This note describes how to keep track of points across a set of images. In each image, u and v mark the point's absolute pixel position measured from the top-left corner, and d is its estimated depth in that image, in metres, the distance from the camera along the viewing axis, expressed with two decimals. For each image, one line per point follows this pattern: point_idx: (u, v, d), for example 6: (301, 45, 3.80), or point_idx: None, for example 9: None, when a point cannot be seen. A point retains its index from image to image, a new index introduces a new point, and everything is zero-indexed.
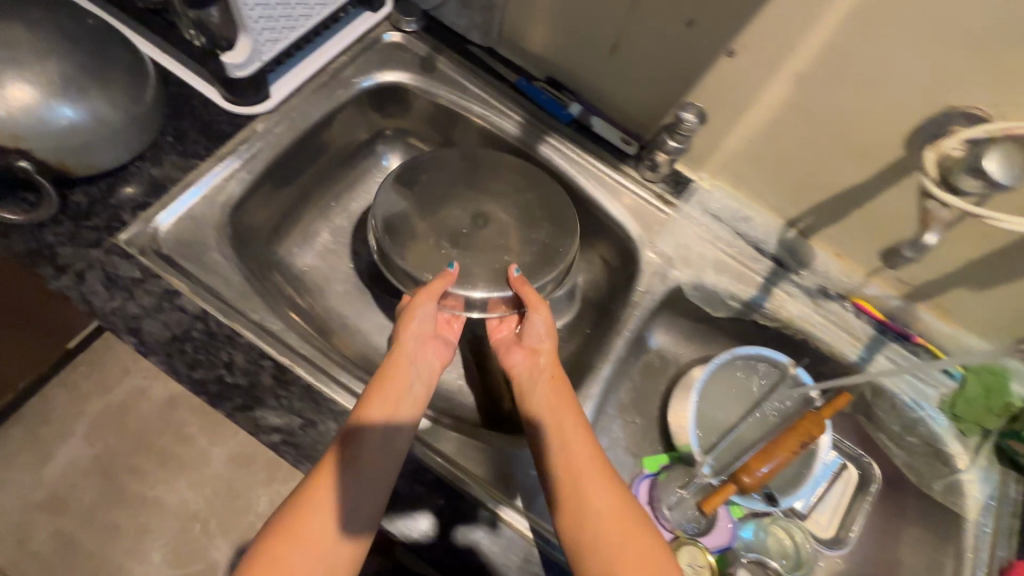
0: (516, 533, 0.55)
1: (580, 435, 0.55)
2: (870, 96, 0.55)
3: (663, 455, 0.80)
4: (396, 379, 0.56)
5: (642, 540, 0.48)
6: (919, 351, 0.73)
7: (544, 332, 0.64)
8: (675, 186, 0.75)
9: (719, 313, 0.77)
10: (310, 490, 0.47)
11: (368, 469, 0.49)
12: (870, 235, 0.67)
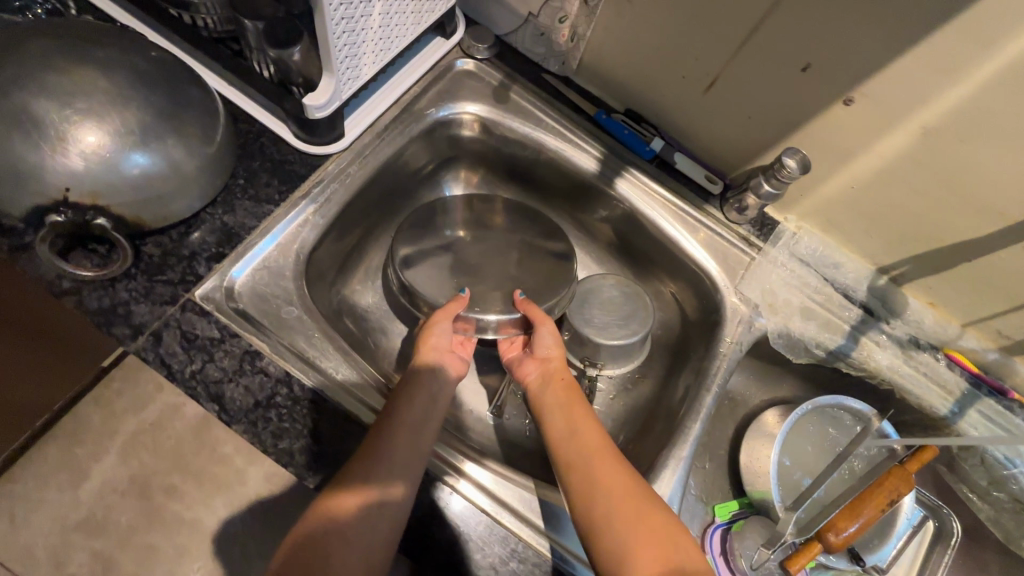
0: (532, 548, 0.53)
1: (592, 432, 0.58)
2: (1003, 154, 0.52)
3: (733, 502, 0.76)
4: (419, 385, 0.57)
5: (654, 518, 0.51)
6: (1014, 407, 0.69)
7: (550, 344, 0.65)
8: (761, 228, 0.72)
9: (799, 359, 0.73)
10: (343, 487, 0.48)
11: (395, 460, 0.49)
12: (974, 288, 0.64)
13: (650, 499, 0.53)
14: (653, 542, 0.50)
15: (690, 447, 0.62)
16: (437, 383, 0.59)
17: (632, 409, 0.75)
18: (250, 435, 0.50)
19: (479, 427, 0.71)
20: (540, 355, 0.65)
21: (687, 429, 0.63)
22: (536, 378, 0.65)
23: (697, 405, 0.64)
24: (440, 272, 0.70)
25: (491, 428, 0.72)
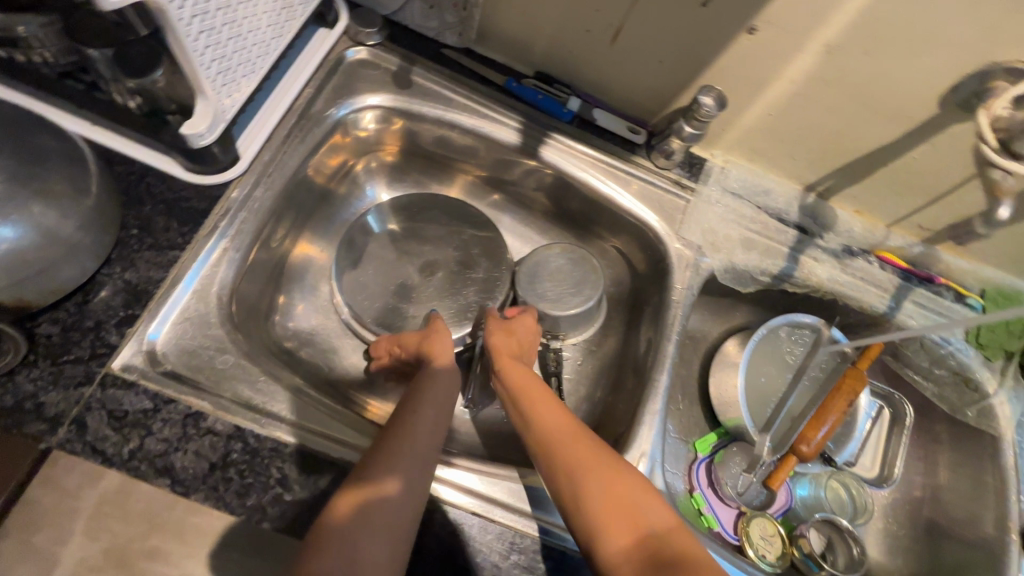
0: (515, 531, 0.53)
1: (558, 413, 0.56)
2: (904, 59, 0.53)
3: (711, 434, 0.78)
4: (416, 389, 0.56)
5: (621, 488, 0.49)
6: (941, 290, 0.75)
7: (523, 331, 0.66)
8: (690, 169, 0.72)
9: (748, 288, 0.76)
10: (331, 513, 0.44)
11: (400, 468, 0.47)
12: (895, 190, 0.67)
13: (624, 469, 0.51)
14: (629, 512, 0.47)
15: (662, 403, 0.63)
16: (446, 378, 0.58)
17: (602, 370, 0.76)
18: (212, 501, 0.46)
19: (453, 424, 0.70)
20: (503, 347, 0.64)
21: (656, 380, 0.64)
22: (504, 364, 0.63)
23: (660, 355, 0.65)
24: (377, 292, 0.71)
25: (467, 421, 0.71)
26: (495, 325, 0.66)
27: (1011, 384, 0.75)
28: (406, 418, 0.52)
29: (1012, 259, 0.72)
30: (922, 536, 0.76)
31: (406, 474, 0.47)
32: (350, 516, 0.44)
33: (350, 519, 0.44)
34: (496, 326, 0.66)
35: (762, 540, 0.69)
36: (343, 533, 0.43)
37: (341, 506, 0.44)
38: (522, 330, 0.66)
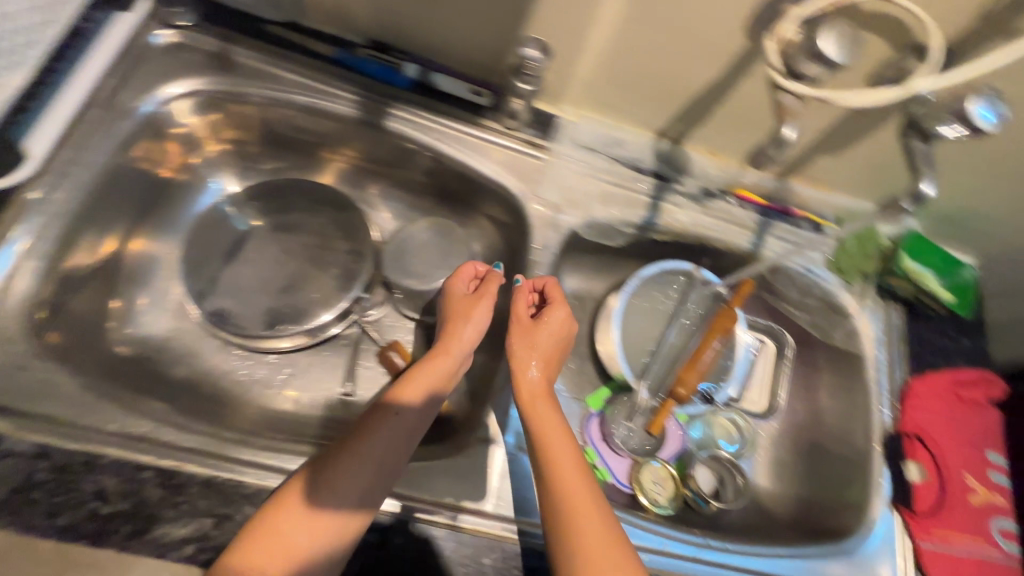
0: (491, 534, 0.54)
1: (567, 453, 0.54)
2: None
3: (604, 388, 0.79)
4: (407, 376, 0.57)
5: (608, 560, 0.47)
6: (801, 223, 0.77)
7: (559, 324, 0.63)
8: (541, 127, 0.71)
9: (617, 241, 0.77)
10: (283, 495, 0.47)
11: (360, 467, 0.49)
12: (735, 128, 0.68)
13: (609, 528, 0.50)
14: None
15: (525, 364, 0.64)
16: (449, 369, 0.59)
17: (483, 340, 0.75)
18: (16, 525, 0.44)
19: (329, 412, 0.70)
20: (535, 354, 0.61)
21: None
22: (528, 373, 0.60)
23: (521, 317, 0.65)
24: (236, 290, 0.71)
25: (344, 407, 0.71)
26: (519, 309, 0.63)
27: (870, 304, 0.78)
28: (386, 419, 0.53)
29: (861, 185, 0.74)
30: (807, 460, 0.79)
31: (361, 475, 0.49)
32: (301, 512, 0.47)
33: (301, 517, 0.46)
34: (521, 312, 0.63)
35: (654, 486, 0.70)
36: (284, 521, 0.46)
37: (292, 496, 0.47)
38: (553, 326, 0.63)
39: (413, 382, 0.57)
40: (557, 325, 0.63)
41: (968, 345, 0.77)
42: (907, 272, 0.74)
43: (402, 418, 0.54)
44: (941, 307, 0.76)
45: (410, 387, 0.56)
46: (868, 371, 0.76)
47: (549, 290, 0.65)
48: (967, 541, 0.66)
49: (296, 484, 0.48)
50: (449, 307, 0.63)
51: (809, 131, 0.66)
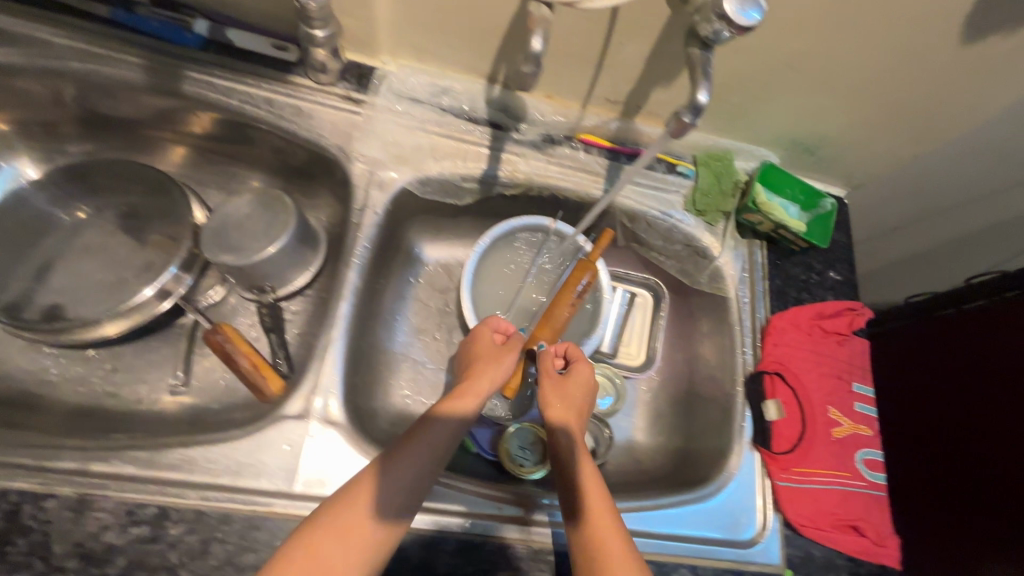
0: (535, 535, 0.58)
1: (607, 499, 0.52)
2: None
3: None
4: (457, 394, 0.57)
5: None
6: (654, 164, 0.75)
7: (586, 376, 0.63)
8: (358, 81, 0.67)
9: (465, 200, 0.73)
10: (359, 480, 0.48)
11: (396, 475, 0.49)
12: (559, 65, 0.64)
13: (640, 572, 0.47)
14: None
15: (342, 332, 0.59)
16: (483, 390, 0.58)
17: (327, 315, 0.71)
18: None
19: (156, 403, 0.66)
20: (567, 394, 0.60)
21: (337, 310, 0.60)
22: (549, 411, 0.58)
23: (337, 282, 0.61)
24: (45, 279, 0.67)
25: (175, 400, 0.67)
26: (546, 364, 0.62)
27: (733, 244, 0.75)
28: (432, 428, 0.52)
29: (707, 118, 0.70)
30: (681, 410, 0.77)
31: (399, 488, 0.48)
32: (351, 512, 0.46)
33: (350, 521, 0.45)
34: (548, 368, 0.62)
35: (518, 450, 0.71)
36: (342, 522, 0.45)
37: (364, 482, 0.48)
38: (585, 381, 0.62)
39: (469, 388, 0.58)
40: (584, 376, 0.63)
41: (833, 278, 0.75)
42: (754, 200, 0.71)
43: (446, 429, 0.52)
44: (794, 235, 0.72)
45: (459, 405, 0.55)
46: (732, 313, 0.73)
47: (572, 356, 0.65)
48: (829, 476, 0.64)
49: (366, 480, 0.48)
50: (471, 347, 0.64)
51: (632, 61, 0.62)
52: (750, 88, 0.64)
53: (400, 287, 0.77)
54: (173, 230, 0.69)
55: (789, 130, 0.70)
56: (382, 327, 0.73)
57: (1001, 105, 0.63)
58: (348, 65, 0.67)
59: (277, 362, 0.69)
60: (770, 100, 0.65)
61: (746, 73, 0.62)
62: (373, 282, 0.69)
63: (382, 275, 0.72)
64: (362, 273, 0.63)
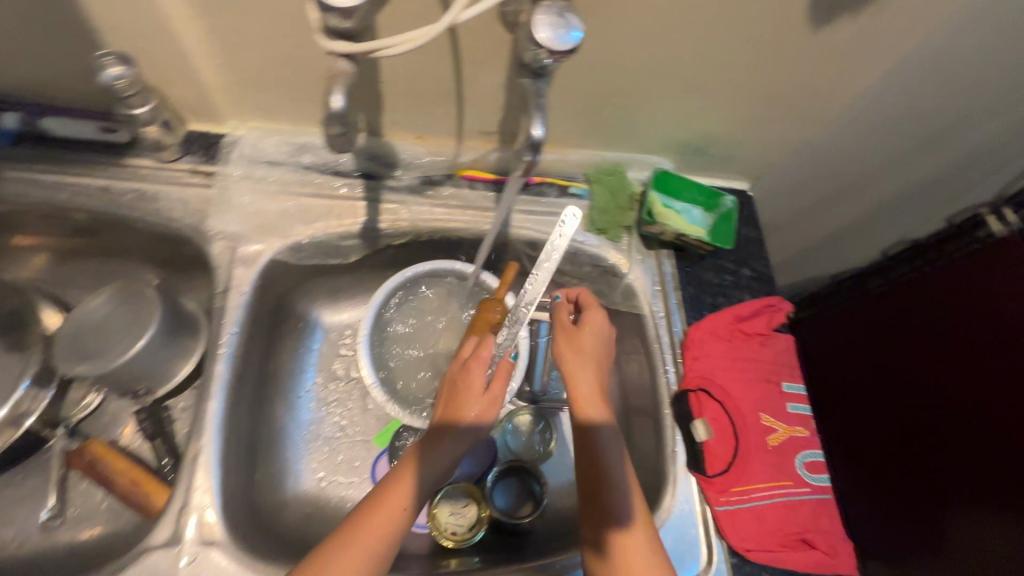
0: None
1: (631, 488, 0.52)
2: None
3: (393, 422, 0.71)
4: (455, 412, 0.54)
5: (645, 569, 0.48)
6: (545, 189, 0.72)
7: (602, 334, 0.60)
8: (205, 152, 0.62)
9: (351, 256, 0.68)
10: (390, 482, 0.52)
11: (425, 480, 0.53)
12: (417, 104, 0.60)
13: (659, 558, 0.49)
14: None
15: (215, 437, 0.53)
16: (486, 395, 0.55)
17: None
18: None
19: (26, 543, 0.59)
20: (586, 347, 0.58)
21: (204, 411, 0.54)
22: (572, 367, 0.57)
23: (205, 377, 0.55)
24: None
25: (47, 536, 0.59)
26: (561, 325, 0.61)
27: (640, 257, 0.72)
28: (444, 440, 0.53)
29: (587, 134, 0.67)
30: None
31: (423, 490, 0.52)
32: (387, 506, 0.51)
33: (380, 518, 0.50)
34: (563, 326, 0.60)
35: (450, 519, 0.65)
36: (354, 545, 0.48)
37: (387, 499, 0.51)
38: (602, 336, 0.60)
39: (472, 370, 0.55)
40: (597, 326, 0.60)
41: (747, 275, 0.73)
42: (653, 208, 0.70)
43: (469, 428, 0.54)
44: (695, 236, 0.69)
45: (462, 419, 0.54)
46: (649, 331, 0.70)
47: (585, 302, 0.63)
48: (770, 489, 0.60)
49: (386, 493, 0.51)
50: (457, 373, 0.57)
51: (491, 91, 0.58)
52: (621, 98, 0.61)
53: (300, 359, 0.71)
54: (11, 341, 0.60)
55: (673, 134, 0.68)
56: (283, 407, 0.68)
57: (869, 81, 0.62)
58: (192, 136, 0.62)
59: (164, 469, 0.61)
60: (643, 108, 0.63)
61: (610, 86, 0.59)
62: (256, 365, 0.62)
63: (270, 354, 0.66)
64: (235, 362, 0.57)
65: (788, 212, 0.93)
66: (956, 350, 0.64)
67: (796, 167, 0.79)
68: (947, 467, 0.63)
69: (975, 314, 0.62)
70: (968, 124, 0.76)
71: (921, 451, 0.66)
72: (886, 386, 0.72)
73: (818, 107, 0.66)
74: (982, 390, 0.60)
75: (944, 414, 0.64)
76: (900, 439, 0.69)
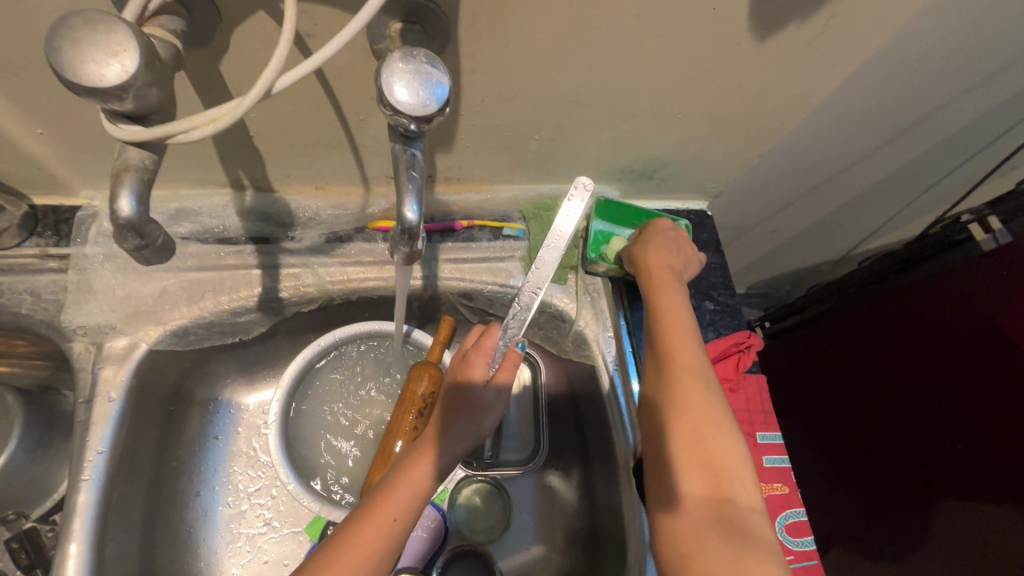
0: None
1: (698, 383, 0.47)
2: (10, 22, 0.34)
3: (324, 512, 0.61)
4: (465, 389, 0.52)
5: (732, 466, 0.43)
6: (475, 232, 0.63)
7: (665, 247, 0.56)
8: (56, 230, 0.52)
9: (254, 330, 0.59)
10: (408, 461, 0.48)
11: (444, 454, 0.48)
12: (305, 155, 0.51)
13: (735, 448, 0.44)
14: (725, 507, 0.41)
15: None
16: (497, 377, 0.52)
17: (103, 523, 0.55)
18: None
19: None
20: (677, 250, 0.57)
21: (65, 557, 0.45)
22: (653, 269, 0.54)
23: (66, 510, 0.46)
24: None
25: None
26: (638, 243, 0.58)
27: (589, 298, 0.64)
28: (460, 417, 0.51)
29: (514, 169, 0.58)
30: (578, 498, 0.66)
31: (442, 470, 0.48)
32: (406, 482, 0.46)
33: (399, 497, 0.45)
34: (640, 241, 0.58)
35: None
36: (364, 539, 0.43)
37: (396, 487, 0.45)
38: (671, 243, 0.56)
39: (475, 361, 0.52)
40: (666, 231, 0.57)
41: (710, 308, 0.65)
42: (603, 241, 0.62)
43: (479, 416, 0.51)
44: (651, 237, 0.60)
45: (475, 389, 0.51)
46: (603, 383, 0.62)
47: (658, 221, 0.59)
48: None
49: (402, 473, 0.47)
50: (467, 353, 0.54)
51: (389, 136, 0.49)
52: (546, 129, 0.52)
53: (212, 449, 0.62)
54: None
55: (613, 160, 0.59)
56: (192, 509, 0.59)
57: (829, 89, 0.54)
58: (38, 213, 0.52)
59: None
60: (574, 138, 0.54)
61: (529, 119, 0.50)
62: (148, 475, 0.54)
63: (169, 452, 0.57)
64: (107, 487, 0.47)
65: (754, 216, 0.86)
66: (948, 370, 0.66)
67: (757, 178, 0.71)
68: (931, 447, 0.68)
69: (959, 318, 0.65)
70: (939, 115, 0.69)
71: (909, 436, 0.71)
72: (918, 354, 0.70)
73: (773, 120, 0.57)
74: (969, 390, 0.63)
75: (930, 431, 0.68)
76: (898, 440, 0.73)
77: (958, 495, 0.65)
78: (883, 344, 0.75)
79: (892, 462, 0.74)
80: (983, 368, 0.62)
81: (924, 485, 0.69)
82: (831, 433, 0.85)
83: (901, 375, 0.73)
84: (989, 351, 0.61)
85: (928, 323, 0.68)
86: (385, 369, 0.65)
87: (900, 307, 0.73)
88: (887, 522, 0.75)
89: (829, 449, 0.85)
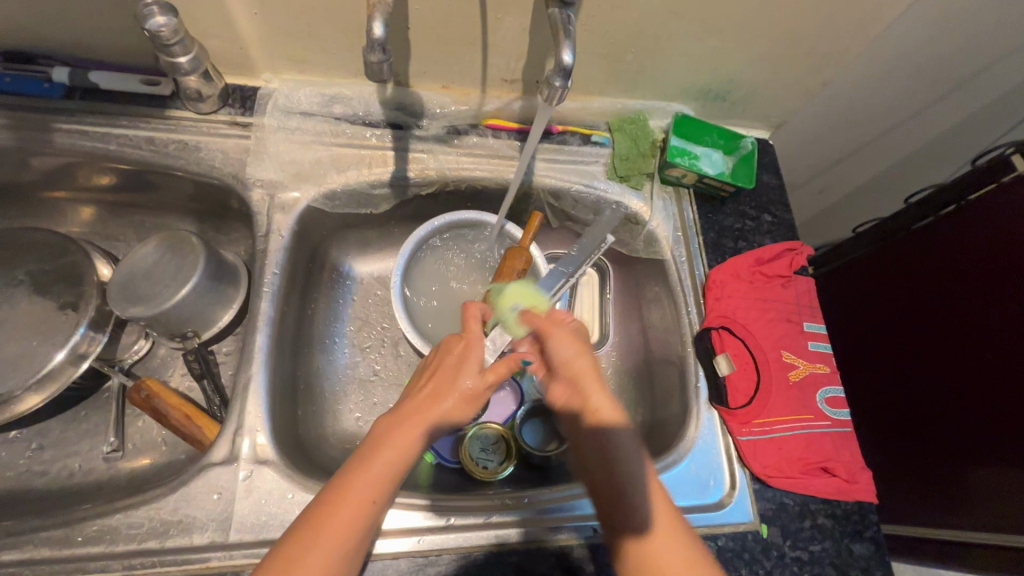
0: (514, 526, 0.56)
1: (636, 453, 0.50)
2: None
3: None
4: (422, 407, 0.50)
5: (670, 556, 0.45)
6: (567, 137, 0.73)
7: (572, 355, 0.55)
8: (242, 104, 0.65)
9: (381, 206, 0.70)
10: (343, 487, 0.45)
11: (388, 482, 0.46)
12: (445, 55, 0.62)
13: (689, 544, 0.46)
14: None
15: (262, 367, 0.57)
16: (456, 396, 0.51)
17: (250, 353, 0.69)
18: None
19: (92, 471, 0.63)
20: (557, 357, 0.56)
21: (253, 345, 0.58)
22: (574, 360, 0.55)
23: (251, 314, 0.59)
24: None
25: (109, 465, 0.63)
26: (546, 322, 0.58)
27: (661, 203, 0.74)
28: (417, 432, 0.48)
29: (608, 80, 0.69)
30: (641, 381, 0.75)
31: (387, 492, 0.46)
32: (341, 516, 0.44)
33: (333, 532, 0.43)
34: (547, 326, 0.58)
35: (483, 454, 0.67)
36: (337, 521, 0.43)
37: (334, 517, 0.44)
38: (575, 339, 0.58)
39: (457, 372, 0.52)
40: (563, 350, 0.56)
41: (768, 220, 0.74)
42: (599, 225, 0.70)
43: (442, 407, 0.50)
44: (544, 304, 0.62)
45: (437, 404, 0.50)
46: (672, 275, 0.72)
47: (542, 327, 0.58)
48: (792, 421, 0.62)
49: (336, 503, 0.44)
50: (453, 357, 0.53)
51: (517, 38, 0.59)
52: (642, 40, 0.62)
53: (333, 309, 0.73)
54: (62, 288, 0.64)
55: (693, 77, 0.69)
56: (320, 354, 0.70)
57: (891, 21, 0.63)
58: (229, 89, 0.65)
59: (212, 408, 0.65)
60: (664, 52, 0.64)
61: (632, 28, 0.60)
62: (295, 309, 0.66)
63: (308, 300, 0.69)
64: (277, 302, 0.61)
65: (805, 172, 0.94)
66: (982, 304, 0.72)
67: (819, 114, 0.79)
68: (954, 368, 0.75)
69: (984, 240, 0.71)
70: (994, 71, 0.72)
71: (933, 357, 0.78)
72: (944, 279, 0.76)
73: (838, 50, 0.66)
74: (990, 305, 0.70)
75: (964, 377, 0.73)
76: (935, 392, 0.77)
77: (996, 438, 0.69)
78: (911, 288, 0.81)
79: (911, 383, 0.81)
80: (1007, 288, 0.68)
81: (943, 405, 0.76)
82: (856, 363, 0.91)
83: (933, 324, 0.78)
84: (1006, 269, 0.68)
85: (956, 247, 0.75)
86: (481, 255, 0.75)
87: (931, 246, 0.78)
88: (904, 443, 0.82)
89: (853, 379, 0.92)
